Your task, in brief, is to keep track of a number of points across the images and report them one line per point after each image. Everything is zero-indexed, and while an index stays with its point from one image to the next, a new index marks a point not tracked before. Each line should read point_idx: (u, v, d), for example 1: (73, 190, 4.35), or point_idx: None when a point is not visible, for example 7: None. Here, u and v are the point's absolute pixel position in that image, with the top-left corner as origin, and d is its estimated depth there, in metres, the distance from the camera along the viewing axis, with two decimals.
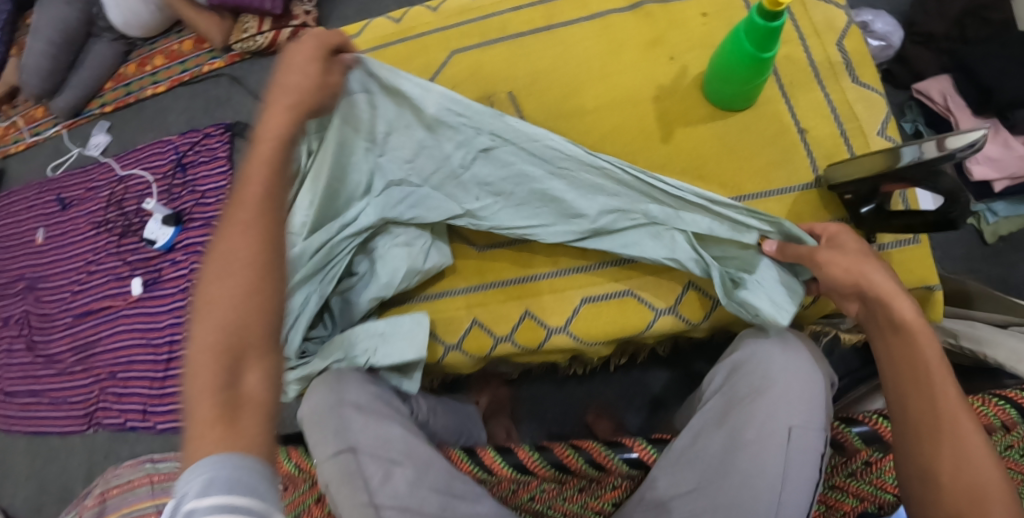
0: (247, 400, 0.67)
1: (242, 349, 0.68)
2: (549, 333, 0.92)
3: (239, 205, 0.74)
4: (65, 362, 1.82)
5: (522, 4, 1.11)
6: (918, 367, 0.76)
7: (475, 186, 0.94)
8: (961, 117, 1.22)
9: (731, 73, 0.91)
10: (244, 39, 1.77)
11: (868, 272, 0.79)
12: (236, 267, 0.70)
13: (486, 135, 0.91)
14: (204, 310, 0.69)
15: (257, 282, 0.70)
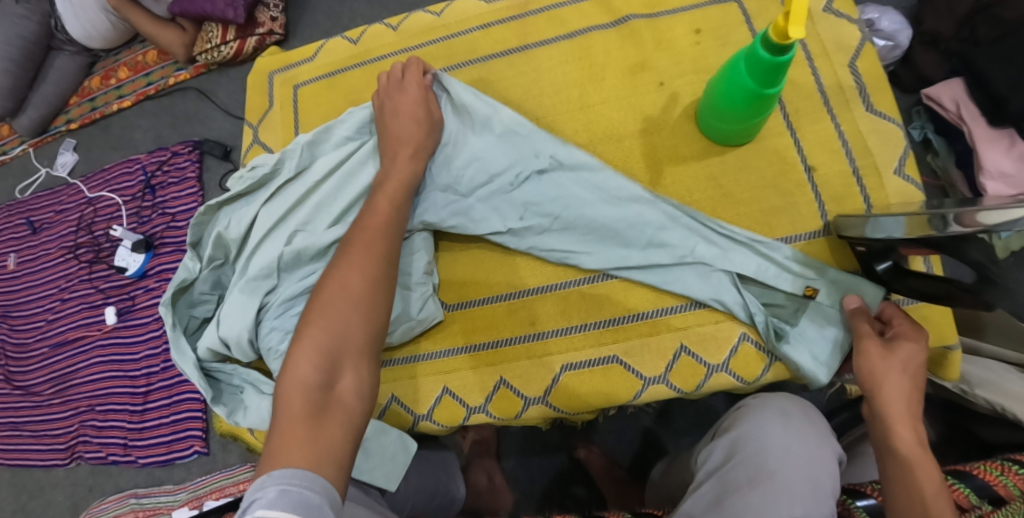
0: (338, 402, 0.69)
1: (341, 353, 0.72)
2: (526, 405, 0.85)
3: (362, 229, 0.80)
4: (42, 395, 1.74)
5: (492, 22, 1.01)
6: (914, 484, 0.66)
7: (523, 205, 0.87)
8: (974, 128, 1.07)
9: (728, 109, 0.81)
10: (209, 50, 1.66)
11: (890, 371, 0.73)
12: (350, 295, 0.75)
13: (544, 158, 0.88)
14: (317, 313, 0.74)
15: (367, 306, 0.75)
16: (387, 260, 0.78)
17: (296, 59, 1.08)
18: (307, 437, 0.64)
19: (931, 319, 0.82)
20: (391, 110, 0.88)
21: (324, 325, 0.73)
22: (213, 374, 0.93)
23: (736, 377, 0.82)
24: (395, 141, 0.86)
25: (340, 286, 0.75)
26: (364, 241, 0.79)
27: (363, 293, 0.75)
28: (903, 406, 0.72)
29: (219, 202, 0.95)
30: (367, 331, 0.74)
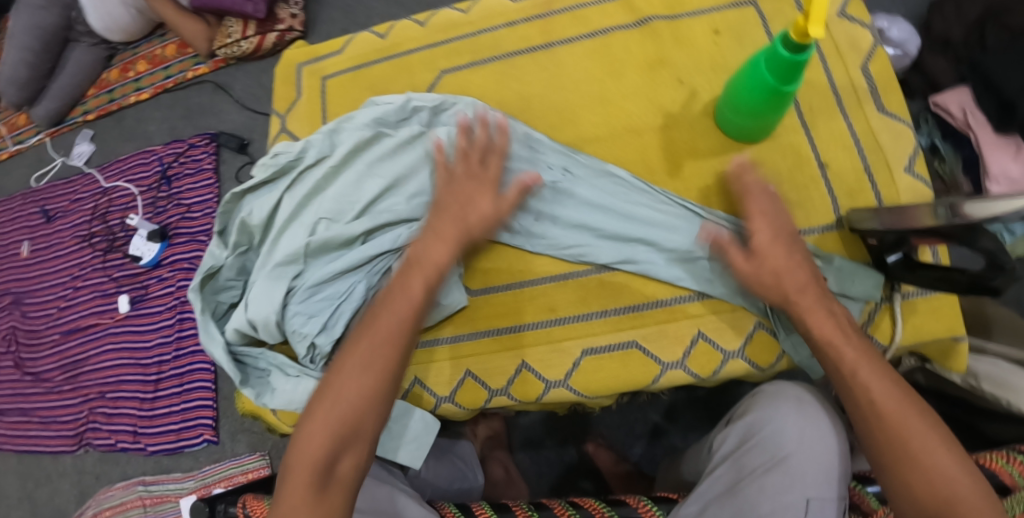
0: (337, 479, 0.73)
1: (351, 433, 0.75)
2: (548, 388, 0.87)
3: (396, 297, 0.82)
4: (53, 382, 1.75)
5: (516, 19, 1.03)
6: (916, 475, 0.67)
7: (536, 214, 0.91)
8: (982, 134, 1.11)
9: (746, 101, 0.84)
10: (228, 44, 1.69)
11: (808, 319, 0.77)
12: (372, 370, 0.77)
13: (556, 168, 0.92)
14: (332, 384, 0.77)
15: (381, 378, 0.77)
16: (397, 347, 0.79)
17: (322, 52, 1.11)
18: (310, 509, 0.71)
19: (942, 310, 0.85)
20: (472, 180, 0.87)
21: (334, 405, 0.75)
22: (240, 357, 0.95)
23: (751, 363, 0.84)
24: (452, 217, 0.85)
25: (352, 380, 0.76)
26: (394, 308, 0.81)
27: (367, 382, 0.77)
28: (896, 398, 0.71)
29: (243, 190, 0.99)
30: (379, 409, 0.77)
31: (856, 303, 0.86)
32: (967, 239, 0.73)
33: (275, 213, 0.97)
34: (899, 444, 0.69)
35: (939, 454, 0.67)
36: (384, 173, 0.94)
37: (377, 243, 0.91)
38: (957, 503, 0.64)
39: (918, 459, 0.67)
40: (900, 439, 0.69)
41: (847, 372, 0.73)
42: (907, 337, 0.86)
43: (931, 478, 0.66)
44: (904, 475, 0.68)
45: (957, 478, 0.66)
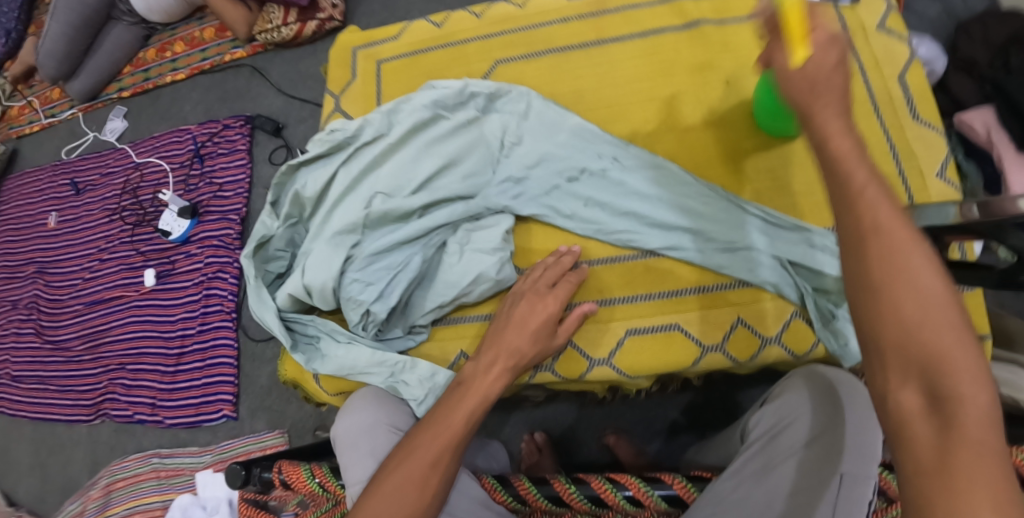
0: None
1: None
2: (591, 365, 0.91)
3: (442, 423, 0.76)
4: (74, 351, 1.76)
5: (570, 17, 1.08)
6: (905, 315, 0.51)
7: (585, 200, 0.95)
8: (1004, 151, 1.16)
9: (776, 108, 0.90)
10: (269, 29, 1.74)
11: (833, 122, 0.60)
12: (411, 487, 0.71)
13: (607, 159, 0.96)
14: (370, 497, 0.71)
15: (423, 496, 0.71)
16: (449, 471, 0.73)
17: (379, 38, 1.15)
18: None
19: (969, 307, 0.92)
20: (526, 304, 0.87)
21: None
22: (289, 324, 0.98)
23: (787, 350, 0.89)
24: (505, 348, 0.83)
25: (390, 501, 0.70)
26: (438, 433, 0.75)
27: (416, 505, 0.70)
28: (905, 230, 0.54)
29: (299, 163, 1.02)
30: None
31: None
32: (997, 236, 0.75)
33: (328, 187, 1.01)
34: (895, 281, 0.52)
35: (938, 294, 0.51)
36: (440, 152, 0.98)
37: (431, 218, 0.95)
38: (947, 355, 0.49)
39: (912, 298, 0.51)
40: (898, 272, 0.52)
41: (855, 189, 0.56)
42: None
43: (924, 325, 0.50)
44: (888, 317, 0.52)
45: (948, 319, 0.50)
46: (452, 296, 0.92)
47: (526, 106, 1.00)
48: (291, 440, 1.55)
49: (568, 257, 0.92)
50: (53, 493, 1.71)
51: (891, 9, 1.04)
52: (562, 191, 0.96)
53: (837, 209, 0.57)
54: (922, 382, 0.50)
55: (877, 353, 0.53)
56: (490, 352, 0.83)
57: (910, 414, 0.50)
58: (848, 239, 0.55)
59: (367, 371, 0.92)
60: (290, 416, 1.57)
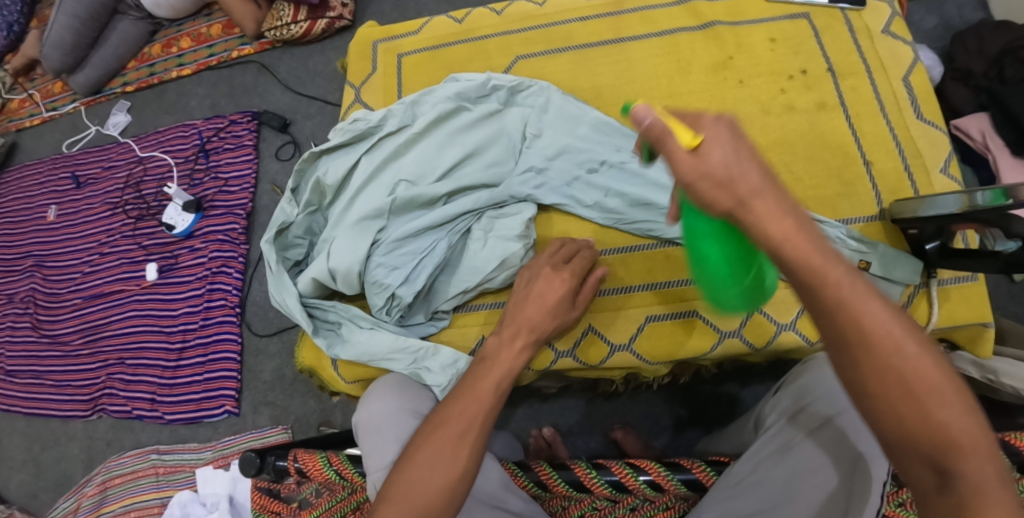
0: None
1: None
2: (612, 350, 0.95)
3: (470, 394, 0.77)
4: (70, 345, 1.72)
5: (590, 15, 1.14)
6: (911, 416, 0.52)
7: (604, 189, 0.98)
8: (1000, 156, 1.21)
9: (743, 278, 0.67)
10: (278, 27, 1.75)
11: (769, 235, 0.54)
12: (445, 459, 0.72)
13: (626, 151, 0.99)
14: (402, 471, 0.72)
15: (458, 466, 0.72)
16: (480, 440, 0.74)
17: (399, 32, 1.19)
18: None
19: (971, 297, 0.94)
20: (542, 284, 0.88)
21: (404, 499, 0.70)
22: (310, 310, 0.99)
23: (802, 336, 0.92)
24: (525, 324, 0.84)
25: (422, 473, 0.71)
26: (466, 404, 0.76)
27: (451, 475, 0.71)
28: (883, 313, 0.53)
29: (321, 151, 1.03)
30: (457, 502, 0.72)
31: (896, 287, 0.94)
32: (1002, 224, 0.80)
33: (350, 175, 1.02)
34: (894, 386, 0.53)
35: (928, 365, 0.52)
36: (464, 142, 1.00)
37: (455, 205, 0.97)
38: (952, 429, 0.51)
39: (903, 375, 0.52)
40: (895, 377, 0.53)
41: (834, 299, 0.53)
42: (943, 320, 0.94)
43: (926, 410, 0.52)
44: (894, 422, 0.53)
45: (945, 388, 0.52)
46: (476, 282, 0.95)
47: (546, 100, 1.03)
48: (294, 435, 1.53)
49: (570, 247, 0.92)
50: (45, 490, 1.66)
51: (895, 15, 1.08)
52: (582, 181, 0.99)
53: (817, 318, 0.55)
54: (933, 460, 0.52)
55: (888, 446, 0.55)
56: (513, 329, 0.84)
57: (928, 488, 0.53)
58: (840, 350, 0.54)
59: (388, 357, 0.94)
60: (295, 411, 1.55)
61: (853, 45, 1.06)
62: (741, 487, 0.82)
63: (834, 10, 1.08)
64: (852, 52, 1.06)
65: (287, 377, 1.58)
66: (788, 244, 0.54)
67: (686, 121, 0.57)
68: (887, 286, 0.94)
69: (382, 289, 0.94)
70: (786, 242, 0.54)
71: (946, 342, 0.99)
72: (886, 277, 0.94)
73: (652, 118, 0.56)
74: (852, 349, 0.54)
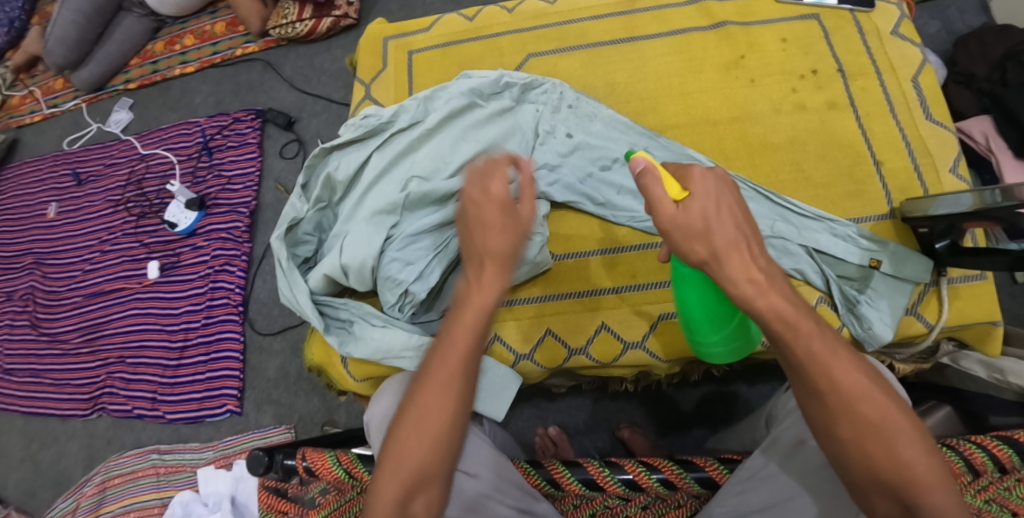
0: None
1: (418, 483, 0.72)
2: (626, 347, 0.96)
3: (449, 343, 0.75)
4: (70, 343, 1.71)
5: (602, 14, 1.14)
6: (880, 454, 0.64)
7: (616, 187, 1.00)
8: (1003, 158, 1.21)
9: (714, 327, 0.79)
10: (284, 25, 1.75)
11: (738, 288, 0.66)
12: (435, 414, 0.73)
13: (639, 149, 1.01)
14: (396, 433, 0.74)
15: (448, 421, 0.74)
16: (464, 393, 0.75)
17: (410, 29, 1.20)
18: None
19: (979, 296, 0.95)
20: (475, 203, 0.75)
21: (399, 460, 0.72)
22: (321, 307, 0.99)
23: None
24: (483, 253, 0.75)
25: (413, 431, 0.73)
26: (447, 355, 0.75)
27: (439, 434, 0.73)
28: (849, 364, 0.66)
29: (332, 146, 1.03)
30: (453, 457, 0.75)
31: (907, 285, 0.94)
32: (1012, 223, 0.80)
33: (361, 170, 1.01)
34: (866, 429, 0.65)
35: (886, 408, 0.65)
36: (477, 138, 1.01)
37: None
38: (911, 464, 0.63)
39: (867, 420, 0.65)
40: (864, 421, 0.65)
41: (807, 356, 0.66)
42: (952, 319, 0.95)
43: (889, 448, 0.64)
44: (866, 460, 0.65)
45: (902, 429, 0.65)
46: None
47: (559, 98, 1.04)
48: (297, 435, 1.52)
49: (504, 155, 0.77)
50: (43, 489, 1.63)
51: (905, 16, 1.09)
52: (594, 179, 1.01)
53: (794, 374, 0.68)
54: (896, 491, 0.64)
55: (855, 485, 0.66)
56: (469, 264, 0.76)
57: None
58: (813, 398, 0.67)
59: (401, 356, 0.94)
60: (298, 409, 1.53)
61: (863, 46, 1.07)
62: (754, 483, 0.82)
63: (844, 11, 1.09)
64: (862, 52, 1.06)
65: (291, 376, 1.57)
66: (759, 297, 0.66)
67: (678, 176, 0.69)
68: (899, 282, 0.94)
69: (394, 287, 0.95)
70: (758, 296, 0.66)
71: (953, 340, 1.00)
72: (898, 277, 0.94)
73: (646, 168, 0.69)
74: (826, 396, 0.66)
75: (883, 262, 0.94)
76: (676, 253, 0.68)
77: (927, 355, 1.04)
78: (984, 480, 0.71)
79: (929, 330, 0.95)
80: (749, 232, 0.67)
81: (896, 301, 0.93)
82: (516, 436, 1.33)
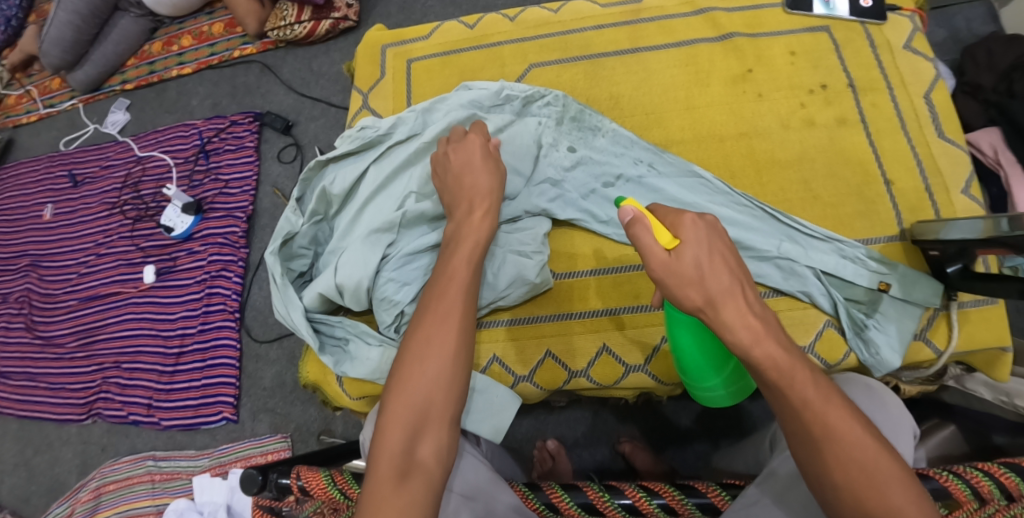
0: (419, 468, 0.71)
1: (423, 421, 0.73)
2: (627, 371, 0.94)
3: (444, 288, 0.81)
4: (65, 348, 1.68)
5: (606, 24, 1.11)
6: (872, 501, 0.62)
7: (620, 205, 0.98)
8: (1012, 171, 1.18)
9: (714, 370, 0.81)
10: (282, 27, 1.72)
11: (734, 334, 0.68)
12: (436, 349, 0.76)
13: (643, 165, 0.99)
14: (400, 377, 0.76)
15: (450, 355, 0.76)
16: (465, 323, 0.79)
17: (409, 37, 1.17)
18: (392, 500, 0.68)
19: (990, 321, 0.92)
20: (460, 162, 0.91)
21: (404, 400, 0.74)
22: (316, 326, 0.97)
23: (820, 359, 0.92)
24: (473, 194, 0.88)
25: (416, 368, 0.75)
26: (449, 290, 0.80)
27: (443, 364, 0.75)
28: (838, 404, 0.67)
29: (327, 159, 1.00)
30: (458, 398, 0.76)
31: (916, 309, 0.91)
32: None
33: (357, 184, 1.00)
34: (859, 476, 0.63)
35: (873, 446, 0.65)
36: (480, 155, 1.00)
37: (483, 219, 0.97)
38: (901, 511, 0.61)
39: (855, 463, 0.64)
40: (858, 469, 0.64)
41: (799, 403, 0.66)
42: (962, 344, 0.93)
43: (880, 494, 0.62)
44: (859, 508, 0.63)
45: (893, 473, 0.63)
46: (490, 299, 0.95)
47: (561, 110, 1.02)
48: (293, 444, 1.50)
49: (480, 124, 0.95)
50: (36, 494, 1.61)
51: (916, 29, 1.06)
52: (598, 195, 0.99)
53: (785, 420, 0.68)
54: None
55: None
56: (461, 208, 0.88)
57: None
58: (806, 446, 0.66)
59: None
60: (294, 419, 1.51)
61: (873, 60, 1.04)
62: (757, 509, 0.80)
63: (854, 24, 1.06)
64: (873, 67, 1.04)
65: (287, 384, 1.55)
66: (755, 345, 0.67)
67: (669, 224, 0.71)
68: (907, 307, 0.91)
69: (388, 309, 0.93)
70: (754, 344, 0.67)
71: (961, 364, 0.97)
72: (907, 300, 0.92)
73: (635, 218, 0.71)
74: (822, 436, 0.65)
75: (892, 284, 0.92)
76: (671, 299, 0.70)
77: (933, 377, 1.00)
78: (991, 507, 0.67)
79: (939, 356, 0.93)
80: (741, 277, 0.70)
81: (905, 325, 0.91)
82: (514, 448, 1.31)
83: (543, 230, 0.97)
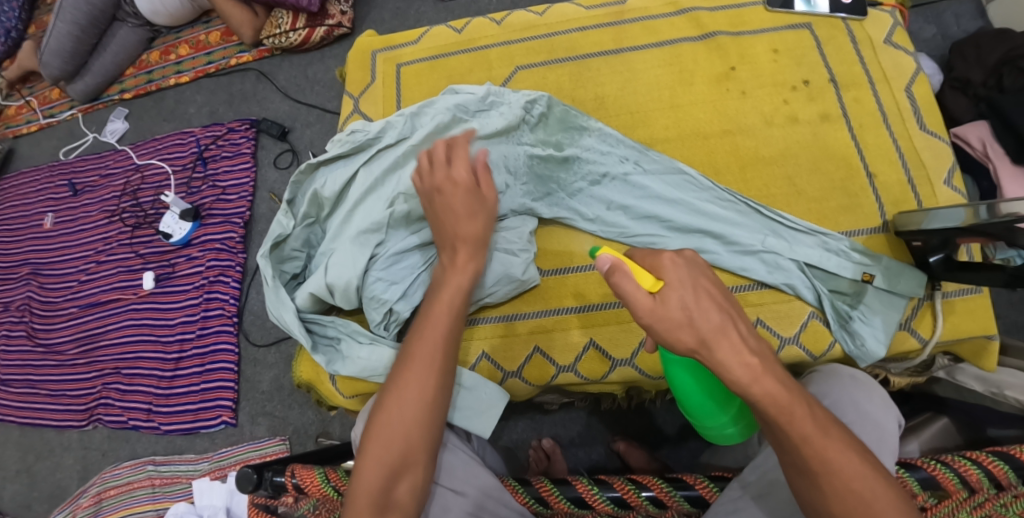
0: (394, 508, 0.75)
1: (401, 464, 0.77)
2: (614, 365, 0.95)
3: (427, 326, 0.84)
4: (66, 355, 1.70)
5: (591, 25, 1.13)
6: None
7: (606, 203, 1.00)
8: (1000, 165, 1.18)
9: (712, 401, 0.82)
10: (277, 34, 1.75)
11: (732, 372, 0.68)
12: (416, 393, 0.79)
13: (628, 163, 1.01)
14: (380, 418, 0.79)
15: (430, 400, 0.80)
16: (445, 367, 0.82)
17: (398, 41, 1.19)
18: None
19: (975, 309, 0.93)
20: (443, 206, 0.88)
21: (382, 441, 0.77)
22: (308, 325, 0.99)
23: (805, 350, 0.93)
24: (456, 239, 0.87)
25: (396, 409, 0.79)
26: (435, 333, 0.83)
27: (422, 408, 0.79)
28: (829, 432, 0.68)
29: (318, 162, 1.01)
30: (434, 439, 0.80)
31: (901, 300, 0.93)
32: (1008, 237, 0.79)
33: (347, 187, 1.01)
34: (855, 506, 0.66)
35: (867, 475, 0.66)
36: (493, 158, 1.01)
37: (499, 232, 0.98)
38: None
39: (848, 495, 0.66)
40: (855, 499, 0.66)
41: (799, 439, 0.67)
42: (946, 334, 0.93)
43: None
44: None
45: (886, 499, 0.66)
46: (477, 296, 0.96)
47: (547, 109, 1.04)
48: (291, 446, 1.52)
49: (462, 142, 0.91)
50: (39, 500, 1.63)
51: (897, 24, 1.07)
52: (585, 194, 1.01)
53: (783, 451, 0.69)
54: None
55: None
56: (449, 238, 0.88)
57: None
58: (804, 477, 0.68)
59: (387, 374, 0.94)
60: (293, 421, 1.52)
61: (856, 56, 1.05)
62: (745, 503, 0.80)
63: (836, 20, 1.08)
64: (855, 63, 1.05)
65: (285, 387, 1.57)
66: (754, 384, 0.67)
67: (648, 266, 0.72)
68: (891, 297, 0.93)
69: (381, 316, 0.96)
70: (752, 382, 0.67)
71: (949, 355, 0.98)
72: (891, 291, 0.93)
73: (613, 266, 0.70)
74: (816, 468, 0.67)
75: (877, 277, 0.93)
76: (663, 344, 0.70)
77: (921, 368, 1.01)
78: (981, 496, 0.69)
79: (924, 345, 0.93)
80: (730, 312, 0.70)
81: (890, 317, 0.92)
82: (508, 448, 1.32)
83: (530, 227, 0.99)
